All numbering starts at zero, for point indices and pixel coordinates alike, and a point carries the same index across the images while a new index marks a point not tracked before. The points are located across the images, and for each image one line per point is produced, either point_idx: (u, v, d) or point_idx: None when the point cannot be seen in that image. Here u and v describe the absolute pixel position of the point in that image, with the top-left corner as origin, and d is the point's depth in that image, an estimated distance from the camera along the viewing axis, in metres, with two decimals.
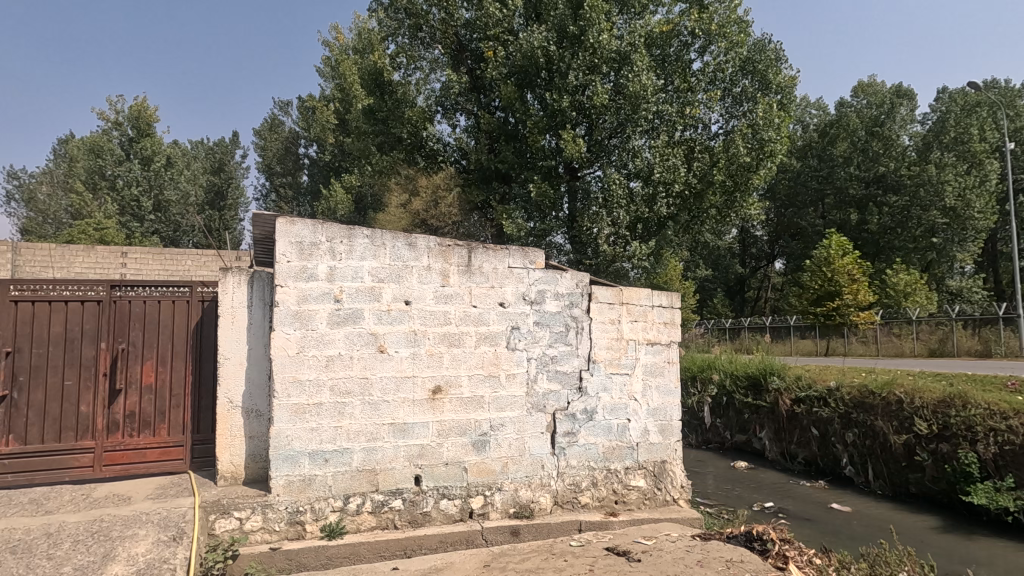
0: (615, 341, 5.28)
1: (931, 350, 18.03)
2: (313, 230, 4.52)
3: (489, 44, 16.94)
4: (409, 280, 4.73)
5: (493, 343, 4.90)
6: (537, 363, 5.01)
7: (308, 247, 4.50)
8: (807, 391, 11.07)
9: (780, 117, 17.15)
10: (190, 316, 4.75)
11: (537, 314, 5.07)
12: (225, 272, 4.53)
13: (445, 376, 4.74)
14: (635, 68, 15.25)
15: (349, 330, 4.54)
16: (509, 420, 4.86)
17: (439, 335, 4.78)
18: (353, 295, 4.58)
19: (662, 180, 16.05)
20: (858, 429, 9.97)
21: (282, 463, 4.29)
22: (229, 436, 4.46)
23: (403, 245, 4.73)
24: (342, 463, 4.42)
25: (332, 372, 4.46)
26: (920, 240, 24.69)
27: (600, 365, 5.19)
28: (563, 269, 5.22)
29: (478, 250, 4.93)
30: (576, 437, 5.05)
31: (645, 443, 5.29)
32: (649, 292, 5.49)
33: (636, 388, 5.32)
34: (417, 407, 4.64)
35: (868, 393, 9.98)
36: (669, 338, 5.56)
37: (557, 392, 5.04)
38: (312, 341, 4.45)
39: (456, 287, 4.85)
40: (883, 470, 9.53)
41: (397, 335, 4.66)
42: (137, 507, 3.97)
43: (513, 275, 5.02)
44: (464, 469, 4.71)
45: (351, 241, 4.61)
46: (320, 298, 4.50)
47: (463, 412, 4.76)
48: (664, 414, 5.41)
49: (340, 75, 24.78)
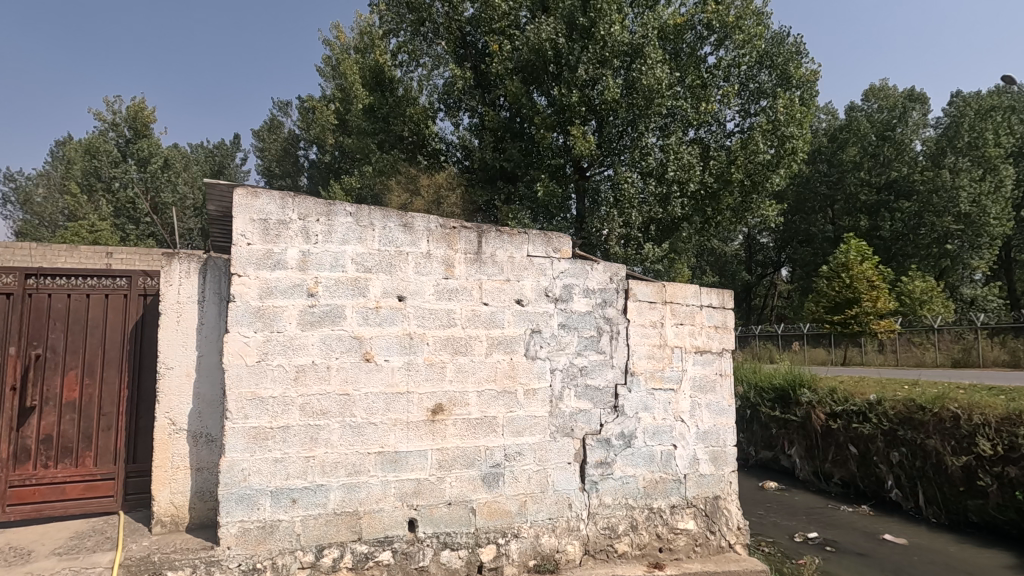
0: (657, 349, 4.29)
1: (955, 360, 16.92)
2: (281, 206, 3.56)
3: (495, 39, 16.06)
4: (406, 271, 3.76)
5: (508, 351, 3.92)
6: (562, 375, 4.02)
7: (274, 228, 3.53)
8: (844, 405, 9.98)
9: (802, 112, 16.15)
10: (127, 313, 3.77)
11: (564, 316, 4.10)
12: (170, 257, 3.58)
13: (449, 392, 3.75)
14: (648, 61, 14.31)
15: (326, 332, 3.56)
16: (528, 447, 3.87)
17: (442, 339, 3.79)
18: (332, 289, 3.60)
19: (676, 179, 15.07)
20: (905, 449, 8.90)
21: (235, 506, 3.29)
22: (170, 468, 3.47)
23: (396, 226, 3.77)
24: (314, 505, 3.42)
25: (302, 388, 3.47)
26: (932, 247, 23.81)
27: (640, 379, 4.20)
28: (594, 260, 4.26)
29: (490, 234, 3.98)
30: (610, 469, 4.05)
31: (696, 474, 4.29)
32: (697, 289, 4.50)
33: (683, 407, 4.32)
34: (412, 430, 3.65)
35: (917, 408, 8.89)
36: (720, 345, 4.57)
37: (587, 412, 4.04)
38: (282, 346, 3.47)
39: (462, 280, 3.88)
40: (936, 495, 8.46)
41: (387, 340, 3.67)
42: (34, 568, 3.01)
43: (534, 266, 4.05)
44: (471, 511, 3.72)
45: (332, 219, 3.64)
46: (290, 292, 3.53)
47: (470, 438, 3.76)
48: (718, 439, 4.41)
49: (341, 74, 23.99)
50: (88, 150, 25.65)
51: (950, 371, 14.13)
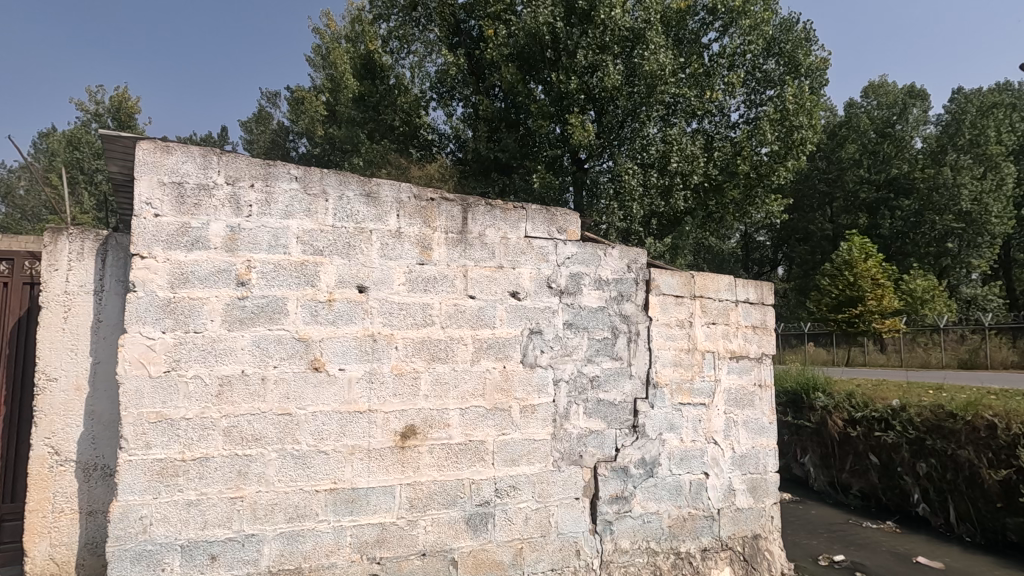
0: (685, 355, 3.48)
1: (962, 361, 16.07)
2: (202, 166, 2.70)
3: (489, 23, 14.99)
4: (370, 254, 2.93)
5: (501, 358, 3.09)
6: (568, 388, 3.19)
7: (192, 195, 2.67)
8: (864, 411, 9.03)
9: (812, 101, 15.23)
10: (6, 306, 2.91)
11: (570, 312, 3.27)
12: (55, 233, 2.72)
13: (424, 411, 2.92)
14: (650, 46, 13.39)
15: (261, 332, 2.71)
16: (526, 481, 3.06)
17: (416, 343, 2.95)
18: (271, 276, 2.76)
19: (679, 170, 14.11)
20: (934, 459, 7.93)
21: (130, 567, 2.44)
22: (50, 513, 2.62)
23: (358, 196, 2.93)
24: (241, 563, 2.58)
25: (226, 406, 2.62)
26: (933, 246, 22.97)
27: (664, 392, 3.39)
28: (607, 243, 3.44)
29: (479, 209, 3.15)
30: (628, 505, 3.24)
31: (731, 510, 3.49)
32: (731, 281, 3.70)
33: (716, 426, 3.51)
34: (376, 460, 2.82)
35: (947, 416, 7.94)
36: (759, 349, 3.75)
37: (600, 434, 3.23)
38: (203, 351, 2.61)
39: (443, 266, 3.05)
40: (970, 511, 7.51)
41: (342, 343, 2.83)
42: None
43: (533, 250, 3.23)
44: (451, 563, 2.90)
45: (271, 184, 2.80)
46: (213, 280, 2.67)
47: (450, 469, 2.93)
48: (756, 465, 3.61)
49: (331, 64, 22.96)
50: (71, 142, 24.58)
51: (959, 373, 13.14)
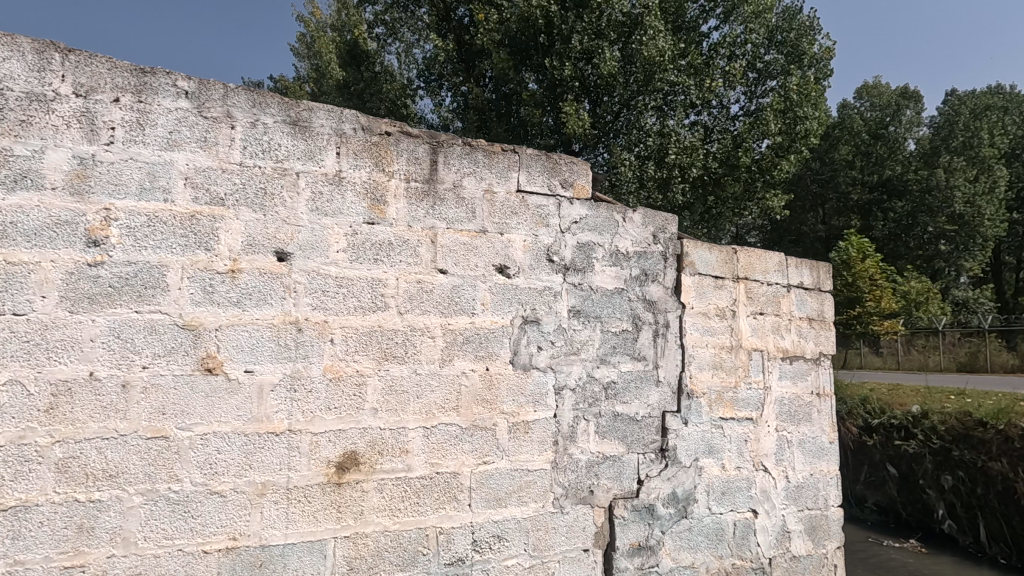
0: (726, 354, 2.65)
1: (962, 364, 15.34)
2: (36, 66, 1.80)
3: (480, 7, 13.95)
4: (295, 207, 2.05)
5: (482, 357, 2.22)
6: (575, 398, 2.34)
7: (18, 106, 1.77)
8: (882, 418, 7.68)
9: (817, 93, 14.50)
10: None
11: (579, 296, 2.41)
12: None
13: (370, 432, 2.05)
14: (649, 31, 12.49)
15: (122, 318, 1.81)
16: (516, 527, 2.20)
17: (361, 335, 2.07)
18: (145, 234, 1.87)
19: (677, 163, 13.18)
20: (961, 472, 6.62)
21: None
22: None
23: (283, 127, 2.06)
24: None
25: (64, 427, 1.72)
26: (925, 247, 22.03)
27: (701, 403, 2.55)
28: (623, 206, 2.57)
29: (454, 150, 2.28)
30: (655, 556, 2.39)
31: (786, 558, 2.68)
32: (780, 258, 2.85)
33: (766, 449, 2.68)
34: (301, 503, 1.95)
35: (977, 425, 6.63)
36: (814, 348, 2.94)
37: (618, 461, 2.38)
38: (28, 345, 1.71)
39: (400, 228, 2.17)
40: (1004, 529, 6.27)
41: (248, 334, 1.95)
42: None
43: (529, 211, 2.38)
44: None
45: (147, 99, 1.91)
46: (49, 236, 1.77)
47: (406, 516, 2.06)
48: (815, 498, 2.80)
49: (316, 54, 21.84)
50: None
51: (965, 377, 12.45)
